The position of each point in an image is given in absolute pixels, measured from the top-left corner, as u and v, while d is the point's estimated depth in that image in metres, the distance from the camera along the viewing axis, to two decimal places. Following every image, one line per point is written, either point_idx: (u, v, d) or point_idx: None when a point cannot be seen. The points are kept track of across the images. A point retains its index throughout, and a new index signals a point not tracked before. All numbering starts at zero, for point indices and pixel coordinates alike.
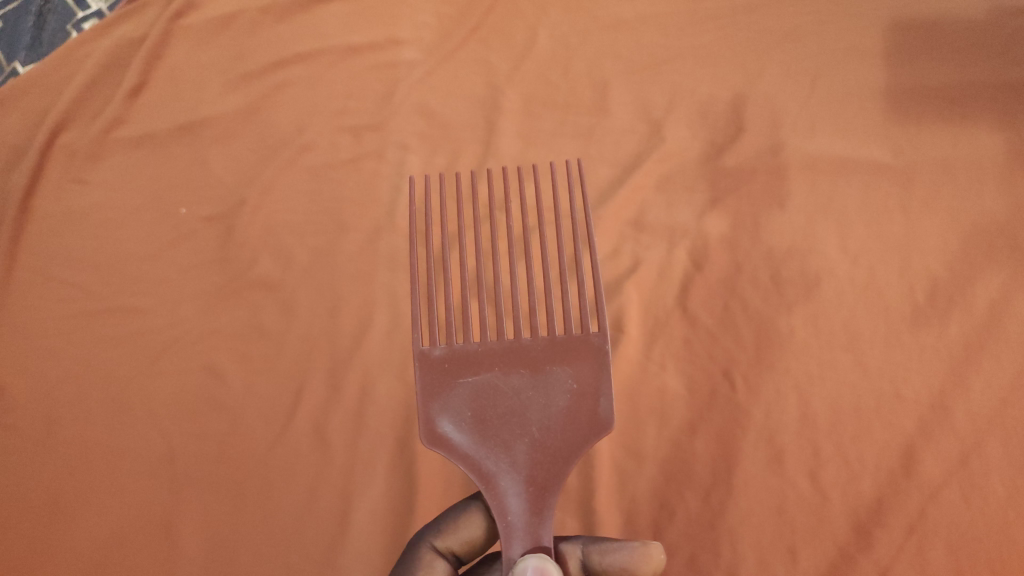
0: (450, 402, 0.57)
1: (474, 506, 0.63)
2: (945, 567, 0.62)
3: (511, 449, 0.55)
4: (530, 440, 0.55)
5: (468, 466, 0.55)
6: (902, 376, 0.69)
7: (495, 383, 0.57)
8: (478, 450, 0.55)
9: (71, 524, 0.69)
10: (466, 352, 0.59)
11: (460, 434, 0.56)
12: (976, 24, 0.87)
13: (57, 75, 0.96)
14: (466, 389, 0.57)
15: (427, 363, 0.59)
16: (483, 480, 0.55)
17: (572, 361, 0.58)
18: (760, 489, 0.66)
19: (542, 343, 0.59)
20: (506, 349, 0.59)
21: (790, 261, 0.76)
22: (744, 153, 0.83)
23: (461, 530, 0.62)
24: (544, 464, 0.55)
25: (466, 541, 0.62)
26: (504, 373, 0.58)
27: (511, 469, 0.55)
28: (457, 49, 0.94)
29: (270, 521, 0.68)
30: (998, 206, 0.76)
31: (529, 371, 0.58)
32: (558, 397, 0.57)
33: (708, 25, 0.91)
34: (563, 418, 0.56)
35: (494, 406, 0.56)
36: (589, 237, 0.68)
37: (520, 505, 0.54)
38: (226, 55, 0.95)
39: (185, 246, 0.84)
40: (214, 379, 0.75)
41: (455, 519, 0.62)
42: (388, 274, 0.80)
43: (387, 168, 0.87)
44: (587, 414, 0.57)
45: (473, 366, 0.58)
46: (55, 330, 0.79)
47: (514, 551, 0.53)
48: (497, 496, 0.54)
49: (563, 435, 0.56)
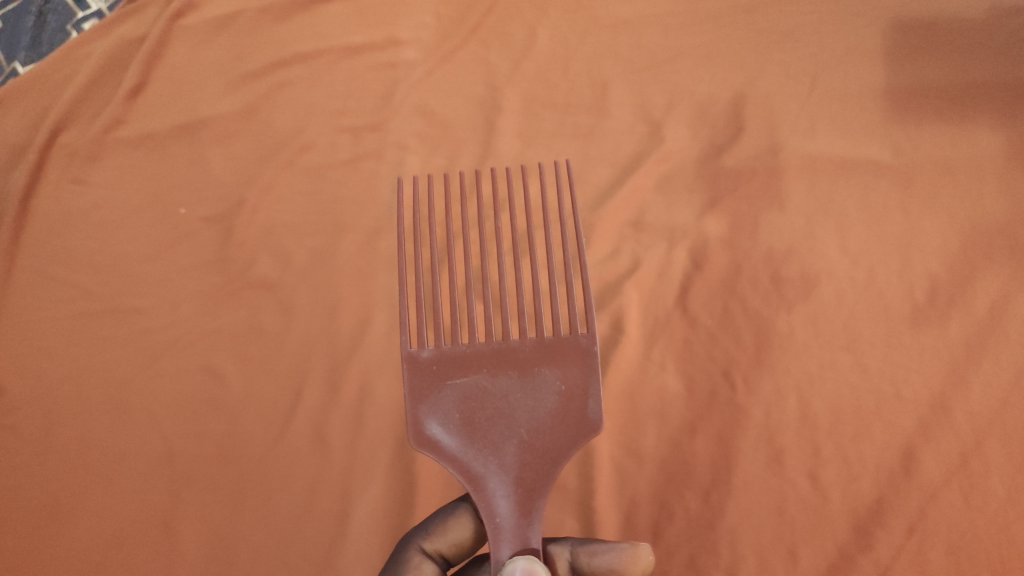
0: (438, 403, 0.57)
1: (463, 507, 0.63)
2: (945, 567, 0.61)
3: (499, 450, 0.55)
4: (518, 441, 0.55)
5: (456, 469, 0.55)
6: (902, 377, 0.69)
7: (483, 385, 0.58)
8: (466, 452, 0.55)
9: (71, 524, 0.69)
10: (455, 354, 0.59)
11: (449, 436, 0.56)
12: (976, 23, 0.87)
13: (58, 75, 0.96)
14: (455, 390, 0.58)
15: (415, 365, 0.59)
16: (471, 482, 0.55)
17: (560, 363, 0.59)
18: (760, 489, 0.66)
19: (530, 344, 0.59)
20: (495, 350, 0.59)
21: (789, 261, 0.76)
22: (744, 153, 0.83)
23: (450, 532, 0.62)
24: (532, 465, 0.55)
25: (454, 543, 0.62)
26: (492, 374, 0.58)
27: (499, 471, 0.55)
28: (456, 49, 0.94)
29: (270, 520, 0.68)
30: (998, 205, 0.76)
31: (518, 372, 0.58)
32: (546, 398, 0.57)
33: (708, 25, 0.91)
34: (552, 419, 0.56)
35: (483, 408, 0.56)
36: (580, 239, 0.68)
37: (509, 507, 0.54)
38: (225, 55, 0.95)
39: (184, 247, 0.84)
40: (213, 379, 0.75)
41: (443, 522, 0.62)
42: (388, 274, 0.80)
43: (387, 168, 0.87)
44: (575, 415, 0.57)
45: (462, 368, 0.58)
46: (55, 330, 0.79)
47: (503, 553, 0.53)
48: (485, 498, 0.54)
49: (552, 437, 0.56)
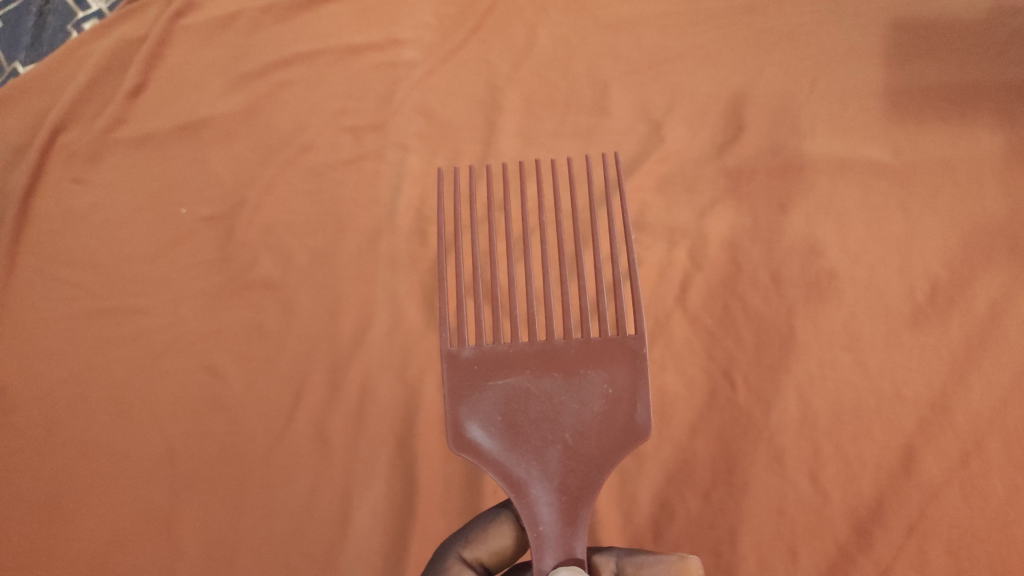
0: (479, 405, 0.57)
1: (504, 514, 0.62)
2: (944, 567, 0.62)
3: (543, 455, 0.55)
4: (563, 446, 0.56)
5: (498, 473, 0.55)
6: (902, 377, 0.69)
7: (527, 387, 0.58)
8: (509, 457, 0.56)
9: (72, 523, 0.69)
10: (496, 353, 0.59)
11: (490, 439, 0.56)
12: (975, 23, 0.87)
13: (58, 75, 0.96)
14: (497, 391, 0.58)
15: (455, 364, 0.59)
16: (514, 488, 0.55)
17: (607, 365, 0.58)
18: (760, 489, 0.66)
19: (576, 345, 0.59)
20: (539, 352, 0.59)
21: (790, 261, 0.76)
22: (744, 153, 0.83)
23: (490, 540, 0.61)
24: (577, 472, 0.55)
25: (494, 552, 0.61)
26: (536, 375, 0.58)
27: (542, 477, 0.55)
28: (457, 49, 0.95)
29: (271, 519, 0.69)
30: (997, 205, 0.76)
31: (563, 374, 0.58)
32: (592, 401, 0.57)
33: (708, 26, 0.91)
34: (598, 424, 0.56)
35: (526, 411, 0.57)
36: (626, 234, 0.69)
37: (553, 515, 0.54)
38: (225, 55, 0.95)
39: (185, 246, 0.84)
40: (214, 379, 0.75)
41: (484, 529, 0.62)
42: (389, 274, 0.80)
43: (388, 168, 0.87)
44: (622, 420, 0.57)
45: (504, 369, 0.58)
46: (56, 331, 0.79)
47: (546, 564, 0.53)
48: (528, 504, 0.54)
49: (598, 442, 0.56)
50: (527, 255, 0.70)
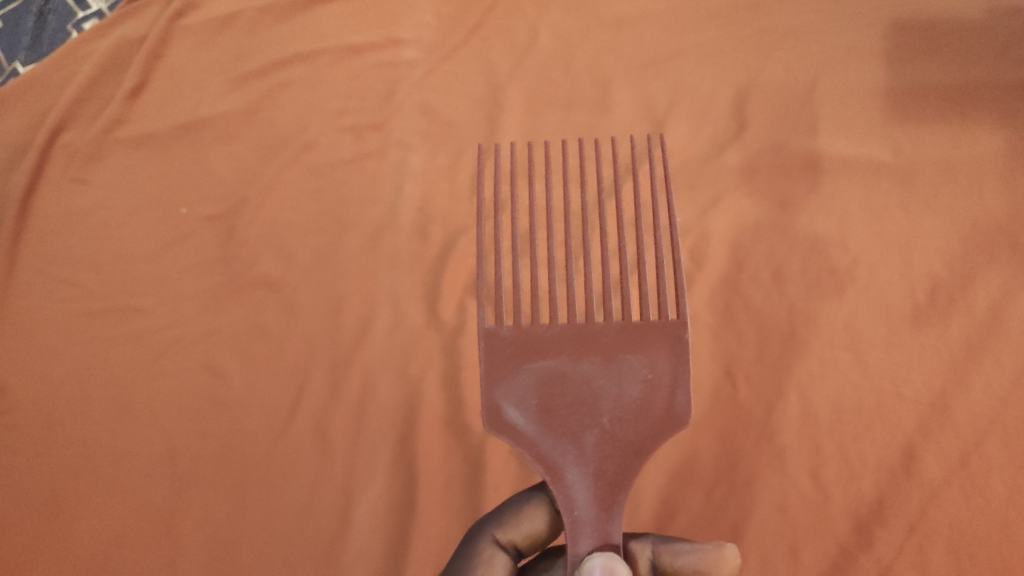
0: (515, 387, 0.58)
1: (539, 497, 0.62)
2: (944, 566, 0.62)
3: (579, 439, 0.56)
4: (599, 431, 0.56)
5: (535, 456, 0.56)
6: (903, 376, 0.69)
7: (563, 370, 0.58)
8: (545, 440, 0.56)
9: (72, 523, 0.69)
10: (534, 336, 0.59)
11: (527, 421, 0.57)
12: (975, 23, 0.87)
13: (58, 76, 0.96)
14: (533, 374, 0.58)
15: (492, 344, 0.59)
16: (551, 472, 0.56)
17: (646, 350, 0.59)
18: (761, 489, 0.66)
19: (613, 329, 0.59)
20: (577, 336, 0.59)
21: (791, 260, 0.76)
22: (745, 153, 0.83)
23: (524, 523, 0.61)
24: (613, 457, 0.56)
25: (528, 535, 0.61)
26: (572, 359, 0.58)
27: (578, 462, 0.55)
28: (457, 48, 0.95)
29: (272, 519, 0.68)
30: (997, 205, 0.76)
31: (600, 358, 0.58)
32: (629, 387, 0.57)
33: (709, 24, 0.92)
34: (636, 410, 0.57)
35: (563, 394, 0.57)
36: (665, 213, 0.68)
37: (588, 500, 0.55)
38: (225, 54, 0.96)
39: (186, 246, 0.84)
40: (215, 379, 0.75)
41: (518, 511, 0.62)
42: (390, 274, 0.80)
43: (389, 168, 0.87)
44: (660, 407, 0.57)
45: (541, 351, 0.59)
46: (56, 330, 0.79)
47: (581, 548, 0.54)
48: (564, 488, 0.55)
49: (635, 429, 0.56)
50: (551, 234, 0.68)
